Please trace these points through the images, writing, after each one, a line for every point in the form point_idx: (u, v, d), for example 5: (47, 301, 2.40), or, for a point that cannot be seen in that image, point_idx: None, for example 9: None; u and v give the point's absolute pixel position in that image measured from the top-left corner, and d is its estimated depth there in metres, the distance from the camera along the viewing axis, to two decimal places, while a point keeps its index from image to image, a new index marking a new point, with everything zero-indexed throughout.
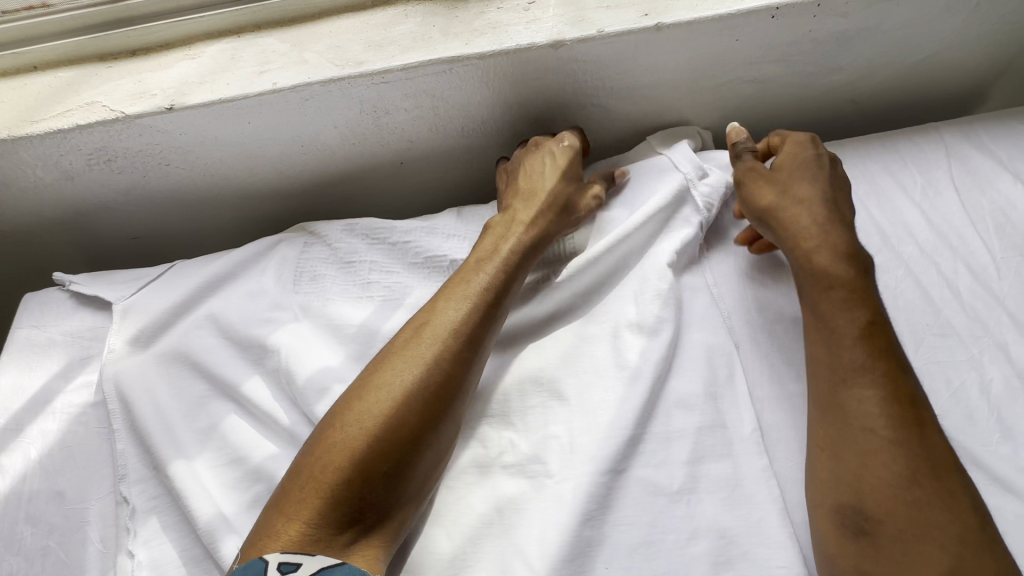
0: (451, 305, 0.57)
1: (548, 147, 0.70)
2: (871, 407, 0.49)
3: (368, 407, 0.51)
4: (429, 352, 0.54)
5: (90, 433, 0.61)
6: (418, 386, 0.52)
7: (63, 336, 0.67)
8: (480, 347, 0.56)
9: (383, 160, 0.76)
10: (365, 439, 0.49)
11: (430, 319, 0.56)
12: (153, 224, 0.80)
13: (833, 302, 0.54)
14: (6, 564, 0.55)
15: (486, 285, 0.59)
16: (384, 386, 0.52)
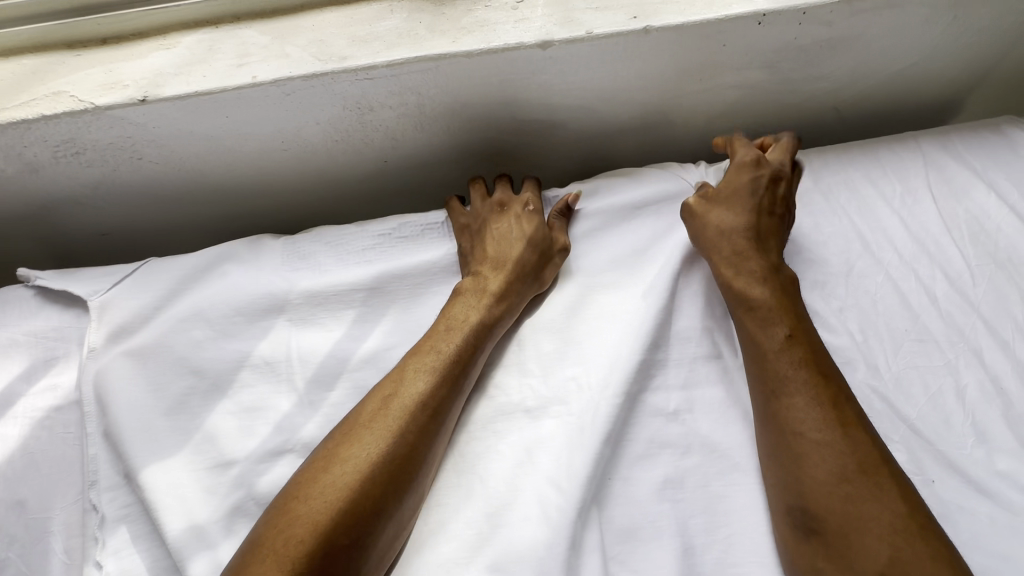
0: (417, 375, 0.56)
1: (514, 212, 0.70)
2: (799, 414, 0.53)
3: (335, 479, 0.50)
4: (400, 421, 0.53)
5: (55, 438, 0.58)
6: (382, 458, 0.51)
7: (27, 336, 0.65)
8: (449, 416, 0.55)
9: (367, 159, 0.75)
10: (331, 512, 0.48)
11: (397, 390, 0.55)
12: (124, 220, 0.77)
13: (752, 321, 0.58)
14: None
15: (454, 351, 0.57)
16: (349, 461, 0.51)
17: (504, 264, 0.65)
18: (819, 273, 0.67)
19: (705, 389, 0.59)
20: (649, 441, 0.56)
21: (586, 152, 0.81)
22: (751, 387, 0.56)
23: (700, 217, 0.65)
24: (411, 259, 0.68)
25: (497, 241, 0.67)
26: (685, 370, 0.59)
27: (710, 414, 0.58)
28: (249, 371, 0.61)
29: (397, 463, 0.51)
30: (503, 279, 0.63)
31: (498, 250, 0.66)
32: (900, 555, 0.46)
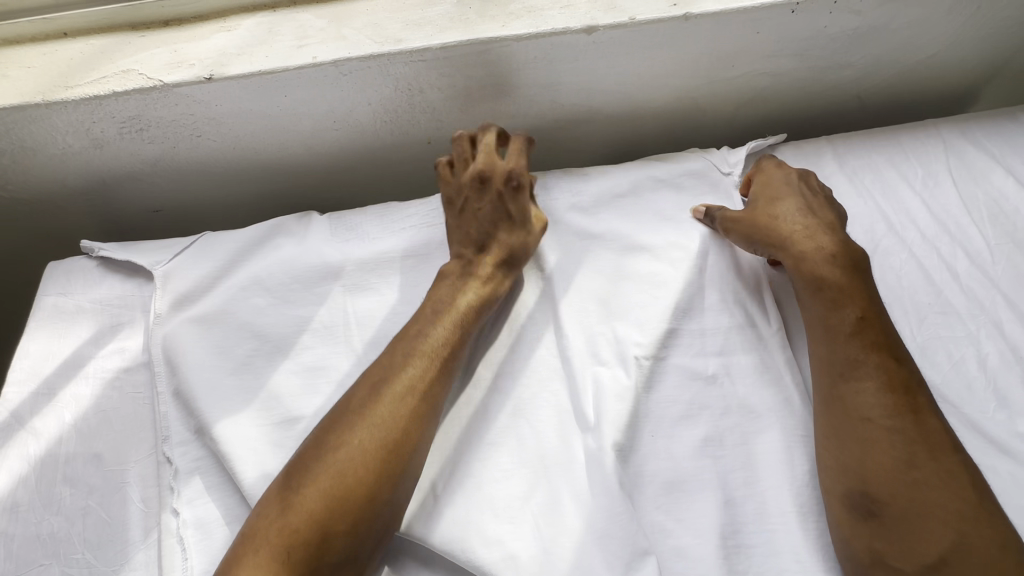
0: (411, 347, 0.59)
1: (495, 189, 0.67)
2: (871, 407, 0.54)
3: (318, 467, 0.52)
4: (388, 407, 0.55)
5: (125, 396, 0.62)
6: (371, 446, 0.53)
7: (92, 304, 0.68)
8: (446, 383, 0.58)
9: (412, 140, 0.78)
10: (322, 501, 0.50)
11: (387, 374, 0.57)
12: (177, 197, 0.80)
13: (819, 301, 0.60)
14: (46, 524, 0.55)
15: (440, 339, 0.59)
16: (336, 450, 0.53)
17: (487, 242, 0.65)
18: None
19: (741, 355, 0.62)
20: (690, 402, 0.60)
21: (619, 136, 0.84)
22: (819, 371, 0.58)
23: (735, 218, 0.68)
24: None
25: (477, 223, 0.66)
26: (722, 339, 0.63)
27: (745, 377, 0.61)
28: (310, 338, 0.65)
29: (386, 445, 0.53)
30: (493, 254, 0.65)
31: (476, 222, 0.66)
32: (965, 542, 0.49)
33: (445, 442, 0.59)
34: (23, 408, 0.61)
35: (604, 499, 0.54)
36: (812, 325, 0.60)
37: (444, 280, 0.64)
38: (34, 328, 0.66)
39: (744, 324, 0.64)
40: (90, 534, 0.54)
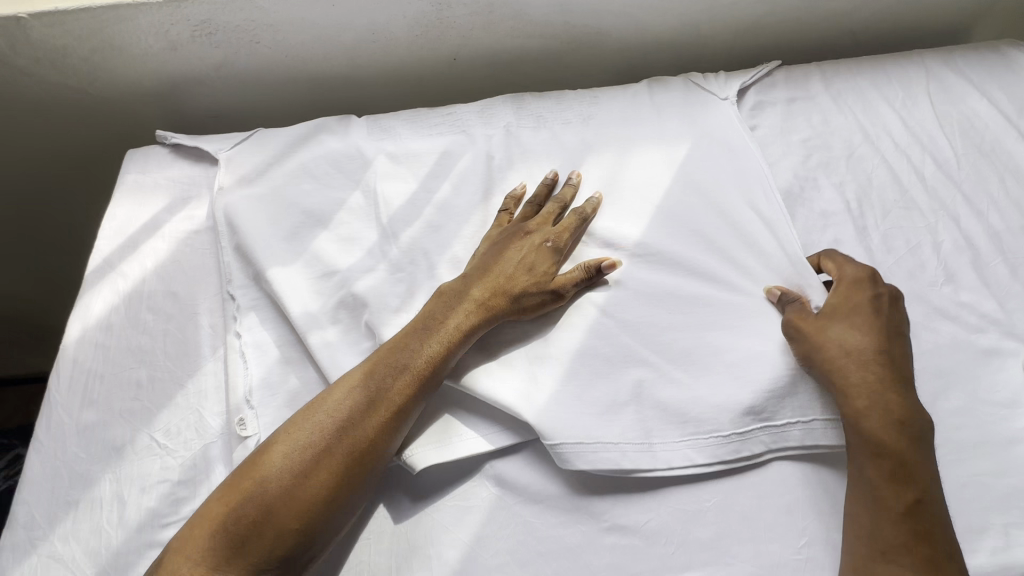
0: (409, 347, 0.59)
1: (534, 240, 0.68)
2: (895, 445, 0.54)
3: (291, 459, 0.53)
4: (360, 414, 0.55)
5: (195, 251, 0.74)
6: (339, 444, 0.54)
7: (167, 181, 0.80)
8: (419, 398, 0.58)
9: (439, 56, 0.88)
10: (280, 488, 0.52)
11: (366, 376, 0.57)
12: (234, 104, 0.92)
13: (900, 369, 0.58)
14: (134, 339, 0.67)
15: (418, 354, 0.59)
16: (306, 442, 0.54)
17: (503, 272, 0.65)
18: (823, 156, 0.78)
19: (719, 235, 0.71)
20: (673, 271, 0.69)
21: (625, 62, 0.93)
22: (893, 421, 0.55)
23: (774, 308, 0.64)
24: (478, 128, 0.82)
25: (507, 264, 0.66)
26: (703, 222, 0.72)
27: (721, 252, 0.70)
28: (345, 212, 0.75)
29: (352, 449, 0.54)
30: (508, 280, 0.65)
31: (492, 259, 0.66)
32: None
33: None
34: (114, 256, 0.73)
35: (592, 339, 0.64)
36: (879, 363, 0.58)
37: (443, 299, 0.63)
38: (120, 198, 0.79)
39: (726, 215, 0.72)
40: (169, 348, 0.67)
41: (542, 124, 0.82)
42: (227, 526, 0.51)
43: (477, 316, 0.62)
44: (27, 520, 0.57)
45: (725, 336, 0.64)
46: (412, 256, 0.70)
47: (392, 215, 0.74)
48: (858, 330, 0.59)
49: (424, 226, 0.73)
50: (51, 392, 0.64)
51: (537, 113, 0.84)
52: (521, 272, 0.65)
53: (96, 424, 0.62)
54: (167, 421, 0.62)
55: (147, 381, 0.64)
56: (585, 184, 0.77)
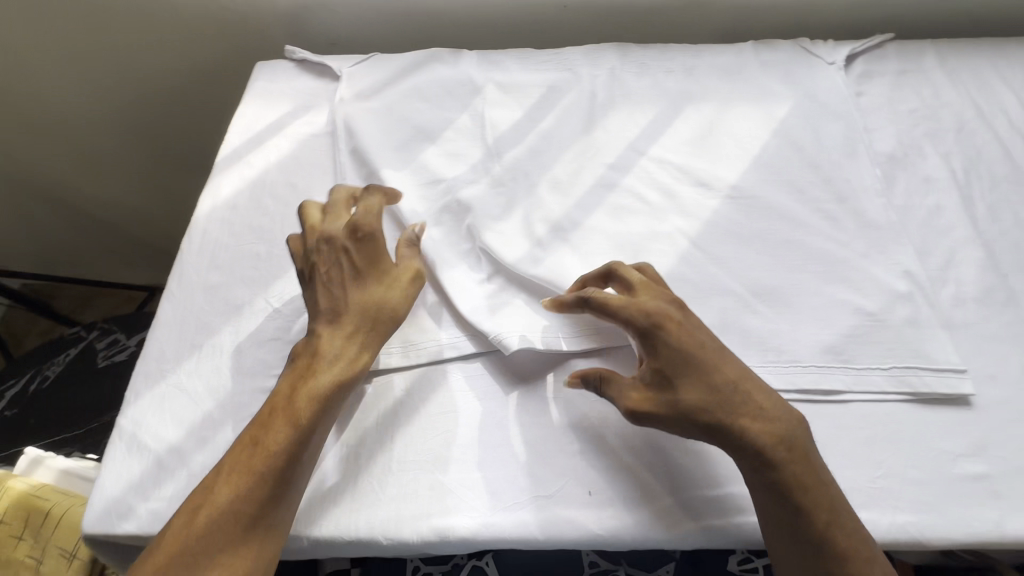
0: (316, 369, 0.56)
1: (349, 257, 0.61)
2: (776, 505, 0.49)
3: (188, 545, 0.48)
4: (272, 459, 0.52)
5: (314, 152, 0.80)
6: (266, 467, 0.51)
7: (291, 90, 0.87)
8: (334, 406, 0.55)
9: (551, 2, 0.92)
10: (185, 547, 0.48)
11: (263, 446, 0.52)
12: (353, 32, 0.98)
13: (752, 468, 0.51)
14: (256, 219, 0.74)
15: (337, 372, 0.56)
16: (226, 488, 0.51)
17: (355, 306, 0.59)
18: (931, 127, 0.77)
19: (815, 189, 0.72)
20: (767, 215, 0.70)
21: (731, 23, 0.94)
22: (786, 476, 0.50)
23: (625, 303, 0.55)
24: (583, 69, 0.85)
25: (337, 290, 0.60)
26: (800, 176, 0.73)
27: (816, 205, 0.71)
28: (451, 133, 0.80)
29: (274, 469, 0.51)
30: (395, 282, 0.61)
31: (332, 266, 0.61)
32: None
33: (557, 212, 0.71)
34: (242, 148, 0.81)
35: (682, 267, 0.66)
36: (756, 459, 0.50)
37: (298, 365, 0.57)
38: (249, 99, 0.87)
39: (823, 171, 0.73)
40: (286, 231, 0.73)
41: (646, 71, 0.85)
42: None
43: (362, 361, 0.58)
44: (158, 354, 0.64)
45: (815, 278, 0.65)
46: (512, 176, 0.75)
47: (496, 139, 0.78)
48: (716, 375, 0.52)
49: (525, 152, 0.77)
50: (183, 253, 0.71)
51: (641, 61, 0.86)
52: (347, 300, 0.59)
53: (220, 285, 0.69)
54: (281, 290, 0.68)
55: (266, 255, 0.71)
56: (686, 127, 0.78)
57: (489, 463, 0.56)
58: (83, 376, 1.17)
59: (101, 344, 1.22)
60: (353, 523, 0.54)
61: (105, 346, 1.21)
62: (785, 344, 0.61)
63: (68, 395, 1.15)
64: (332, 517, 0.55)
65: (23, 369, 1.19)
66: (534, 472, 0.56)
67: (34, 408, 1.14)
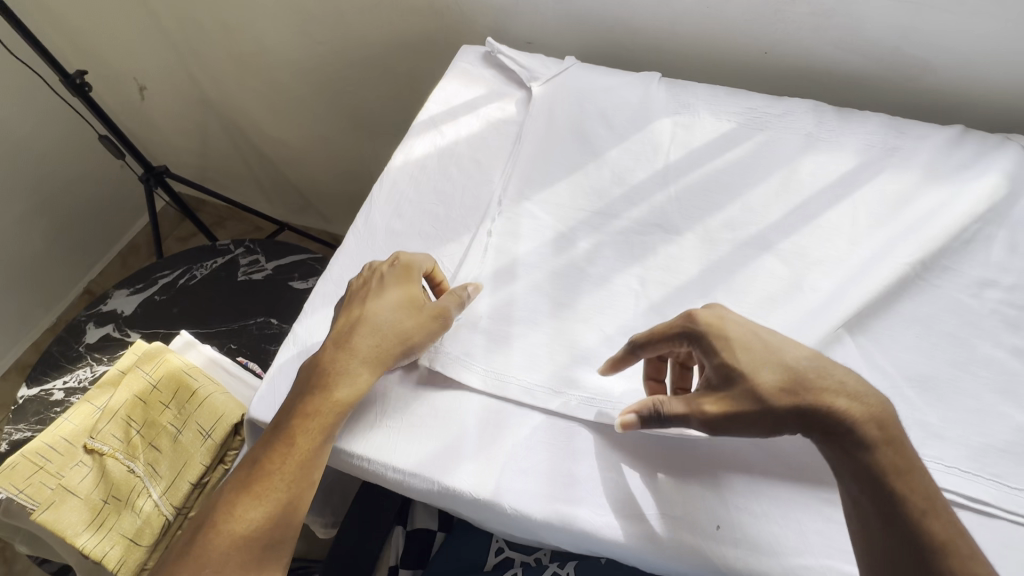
0: (313, 408, 0.58)
1: (369, 291, 0.65)
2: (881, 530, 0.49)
3: (214, 553, 0.56)
4: (280, 480, 0.57)
5: (499, 136, 0.86)
6: (275, 489, 0.57)
7: (488, 77, 0.94)
8: (329, 437, 0.59)
9: (751, 49, 0.93)
10: (218, 556, 0.56)
11: (268, 474, 0.57)
12: (550, 35, 1.04)
13: (856, 443, 0.52)
14: (439, 183, 0.80)
15: (336, 405, 0.59)
16: (241, 510, 0.57)
17: (364, 342, 0.61)
18: None
19: (1005, 290, 0.68)
20: (946, 304, 0.67)
21: (930, 106, 0.91)
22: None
23: (661, 324, 0.60)
24: (775, 117, 0.85)
25: (353, 318, 0.63)
26: (990, 271, 0.69)
27: (1003, 306, 0.67)
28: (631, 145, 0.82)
29: (286, 491, 0.57)
30: (403, 325, 0.62)
31: (356, 303, 0.64)
32: None
33: (725, 247, 0.72)
34: (439, 116, 0.88)
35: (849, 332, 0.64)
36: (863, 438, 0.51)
37: (300, 395, 0.60)
38: (452, 76, 0.94)
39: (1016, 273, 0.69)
40: (464, 201, 0.79)
41: (837, 130, 0.83)
42: None
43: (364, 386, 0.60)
44: (337, 279, 0.72)
45: (983, 381, 0.62)
46: (686, 200, 0.76)
47: (677, 161, 0.80)
48: (773, 392, 0.54)
49: (702, 181, 0.78)
50: (373, 199, 0.79)
51: (835, 121, 0.85)
52: (362, 335, 0.62)
53: (399, 235, 0.75)
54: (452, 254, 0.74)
55: (444, 218, 0.77)
56: (872, 196, 0.76)
57: (619, 466, 0.58)
58: (224, 284, 1.30)
59: (244, 261, 1.34)
60: (481, 481, 0.56)
61: (247, 263, 1.33)
62: (941, 440, 0.59)
63: (209, 296, 1.28)
64: (466, 470, 0.57)
65: (175, 264, 1.34)
66: (665, 491, 0.56)
67: (179, 299, 1.28)
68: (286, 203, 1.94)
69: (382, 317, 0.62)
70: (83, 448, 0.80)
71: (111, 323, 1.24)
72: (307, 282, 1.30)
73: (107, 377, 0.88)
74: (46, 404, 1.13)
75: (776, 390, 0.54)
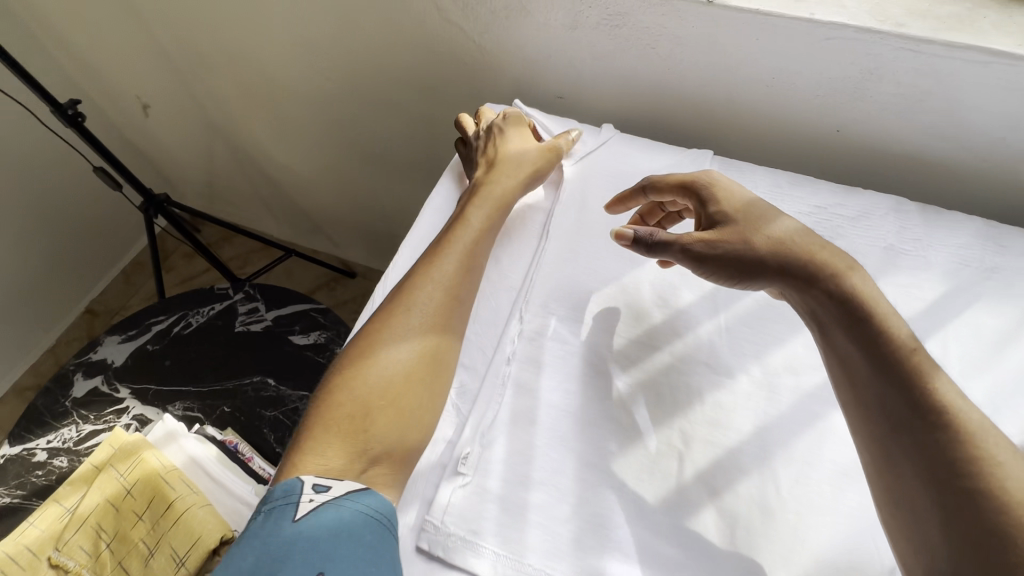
0: (437, 250, 0.69)
1: (496, 142, 0.80)
2: (883, 410, 0.48)
3: (374, 372, 0.61)
4: (427, 311, 0.64)
5: (522, 230, 0.76)
6: (428, 305, 0.65)
7: None
8: (468, 276, 0.68)
9: (821, 126, 0.80)
10: (375, 377, 0.61)
11: (412, 297, 0.65)
12: (585, 94, 0.92)
13: (856, 337, 0.51)
14: None
15: (470, 245, 0.70)
16: (398, 324, 0.64)
17: (496, 193, 0.75)
18: None
19: None
20: None
21: None
22: None
23: (679, 175, 0.67)
24: (846, 220, 0.72)
25: (496, 155, 0.78)
26: None
27: None
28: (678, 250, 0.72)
29: (427, 328, 0.64)
30: (498, 203, 0.74)
31: (480, 173, 0.78)
32: None
33: (785, 397, 0.60)
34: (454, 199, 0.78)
35: None
36: (872, 327, 0.51)
37: (442, 238, 0.71)
38: (471, 146, 0.83)
39: None
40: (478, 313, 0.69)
41: (923, 239, 0.71)
42: (350, 405, 0.59)
43: (501, 206, 0.74)
44: None
45: None
46: (739, 327, 0.65)
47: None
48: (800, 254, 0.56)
49: (759, 302, 0.66)
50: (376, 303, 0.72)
51: (920, 226, 0.72)
52: (493, 185, 0.75)
53: None
54: (463, 380, 0.65)
55: None
56: (967, 331, 0.64)
57: None
58: (220, 335, 1.21)
59: (243, 308, 1.25)
60: None
61: (245, 311, 1.24)
62: None
63: (203, 349, 1.20)
64: None
65: (170, 309, 1.26)
66: None
67: (172, 351, 1.19)
68: (294, 226, 1.85)
69: (480, 207, 0.73)
70: (47, 561, 0.72)
71: (100, 375, 1.17)
72: (308, 337, 1.20)
73: (80, 472, 0.80)
74: (28, 465, 1.06)
75: (823, 245, 0.57)
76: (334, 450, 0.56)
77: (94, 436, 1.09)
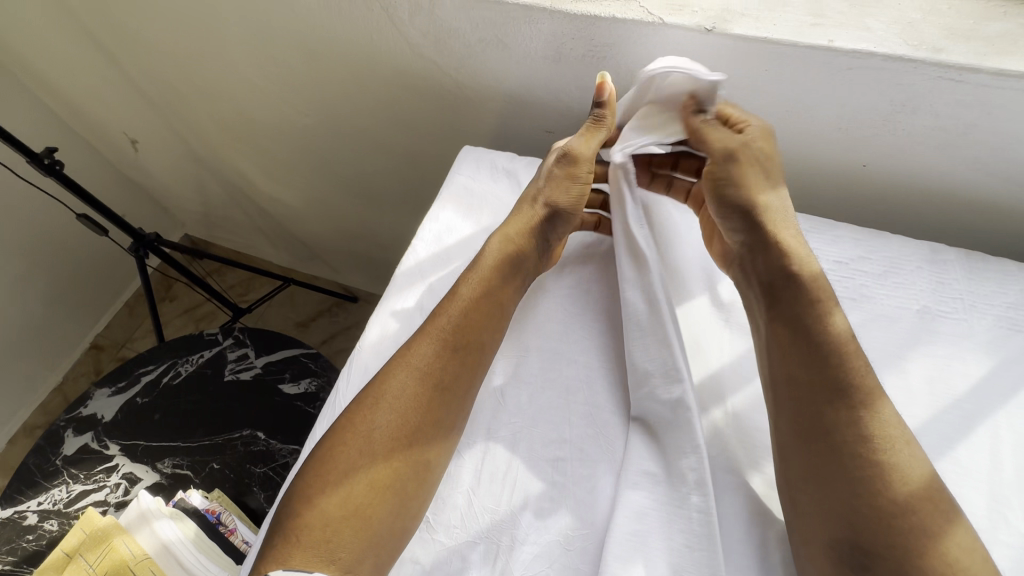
0: (441, 317, 0.61)
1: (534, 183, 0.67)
2: (814, 403, 0.50)
3: (357, 457, 0.54)
4: (423, 393, 0.57)
5: None
6: (422, 389, 0.57)
7: (493, 199, 0.76)
8: (474, 356, 0.59)
9: (843, 161, 0.71)
10: (357, 466, 0.54)
11: (408, 370, 0.58)
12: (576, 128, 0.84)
13: (840, 415, 0.49)
14: None
15: (472, 318, 0.61)
16: (389, 405, 0.56)
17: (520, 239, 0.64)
18: None
19: None
20: None
21: None
22: None
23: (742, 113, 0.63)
24: (873, 275, 0.63)
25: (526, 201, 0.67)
26: None
27: None
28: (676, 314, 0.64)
29: (420, 415, 0.56)
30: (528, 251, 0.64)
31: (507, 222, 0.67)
32: None
33: None
34: (427, 264, 0.71)
35: None
36: (837, 406, 0.50)
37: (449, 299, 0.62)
38: (447, 199, 0.76)
39: None
40: None
41: (967, 294, 0.61)
42: (330, 496, 0.52)
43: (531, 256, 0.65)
44: None
45: None
46: (750, 413, 0.58)
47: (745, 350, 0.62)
48: (820, 304, 0.54)
49: None
50: (339, 390, 0.64)
51: (962, 280, 0.61)
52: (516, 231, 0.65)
53: None
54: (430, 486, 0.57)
55: None
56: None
57: None
58: (209, 385, 1.17)
59: (232, 355, 1.21)
60: None
61: (234, 359, 1.20)
62: None
63: (191, 401, 1.16)
64: None
65: (159, 358, 1.22)
66: None
67: (161, 403, 1.16)
68: (293, 253, 1.80)
69: (494, 274, 0.63)
70: None
71: (90, 432, 1.14)
72: (299, 385, 1.14)
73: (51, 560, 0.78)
74: (19, 529, 1.05)
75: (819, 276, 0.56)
76: (305, 548, 0.50)
77: (85, 497, 1.07)
